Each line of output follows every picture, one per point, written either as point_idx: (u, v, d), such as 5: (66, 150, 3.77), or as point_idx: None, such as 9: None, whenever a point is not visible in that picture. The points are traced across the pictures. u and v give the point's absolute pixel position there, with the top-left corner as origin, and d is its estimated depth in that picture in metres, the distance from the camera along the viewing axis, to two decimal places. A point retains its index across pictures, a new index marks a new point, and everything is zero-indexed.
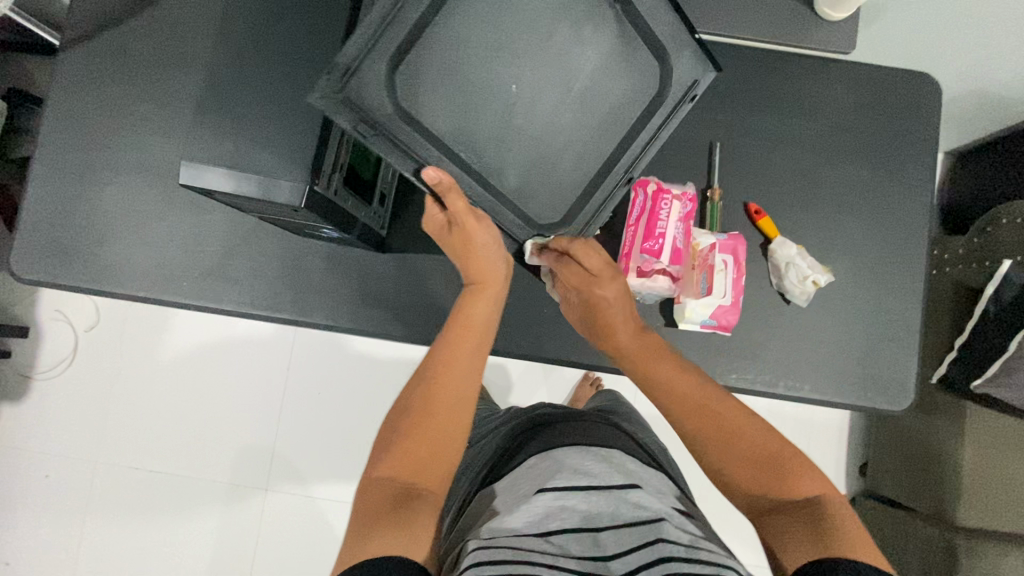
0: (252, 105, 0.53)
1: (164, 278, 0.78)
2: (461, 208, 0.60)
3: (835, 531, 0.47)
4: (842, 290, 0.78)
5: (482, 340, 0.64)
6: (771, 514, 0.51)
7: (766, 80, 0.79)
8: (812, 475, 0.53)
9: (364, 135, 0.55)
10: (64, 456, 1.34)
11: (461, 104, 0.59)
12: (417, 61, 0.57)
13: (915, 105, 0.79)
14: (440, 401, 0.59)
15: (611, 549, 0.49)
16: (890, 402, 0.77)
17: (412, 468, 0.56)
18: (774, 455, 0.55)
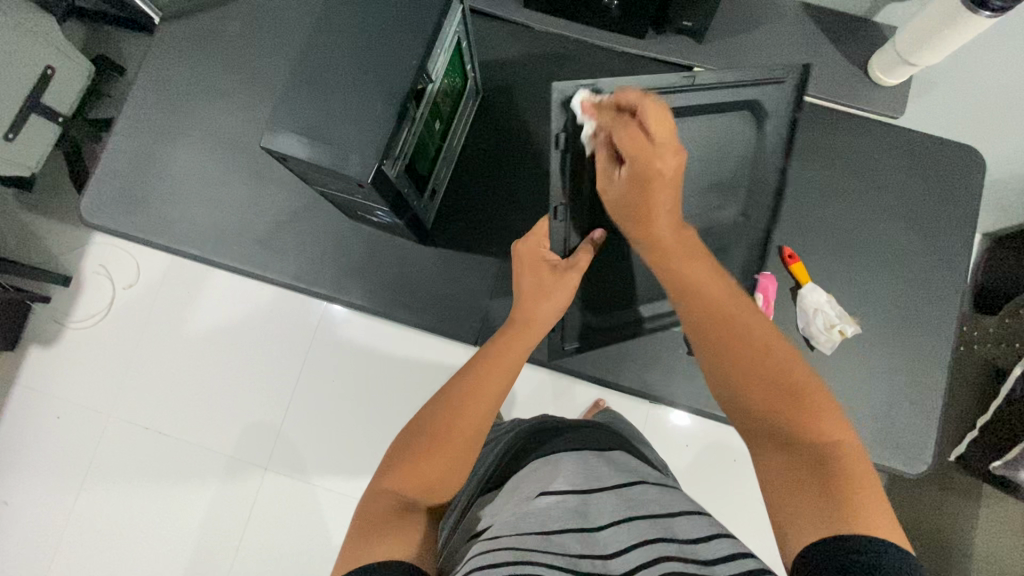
0: (336, 83, 0.57)
1: (217, 240, 0.82)
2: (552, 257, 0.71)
3: (850, 492, 0.46)
4: (867, 344, 0.79)
5: (509, 375, 0.65)
6: (787, 448, 0.50)
7: (814, 133, 0.82)
8: (834, 418, 0.50)
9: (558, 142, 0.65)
10: (80, 405, 1.38)
11: None
12: None
13: (960, 176, 0.81)
14: (458, 429, 0.60)
15: (611, 548, 0.48)
16: (904, 464, 0.77)
17: (418, 482, 0.57)
18: (806, 394, 0.51)
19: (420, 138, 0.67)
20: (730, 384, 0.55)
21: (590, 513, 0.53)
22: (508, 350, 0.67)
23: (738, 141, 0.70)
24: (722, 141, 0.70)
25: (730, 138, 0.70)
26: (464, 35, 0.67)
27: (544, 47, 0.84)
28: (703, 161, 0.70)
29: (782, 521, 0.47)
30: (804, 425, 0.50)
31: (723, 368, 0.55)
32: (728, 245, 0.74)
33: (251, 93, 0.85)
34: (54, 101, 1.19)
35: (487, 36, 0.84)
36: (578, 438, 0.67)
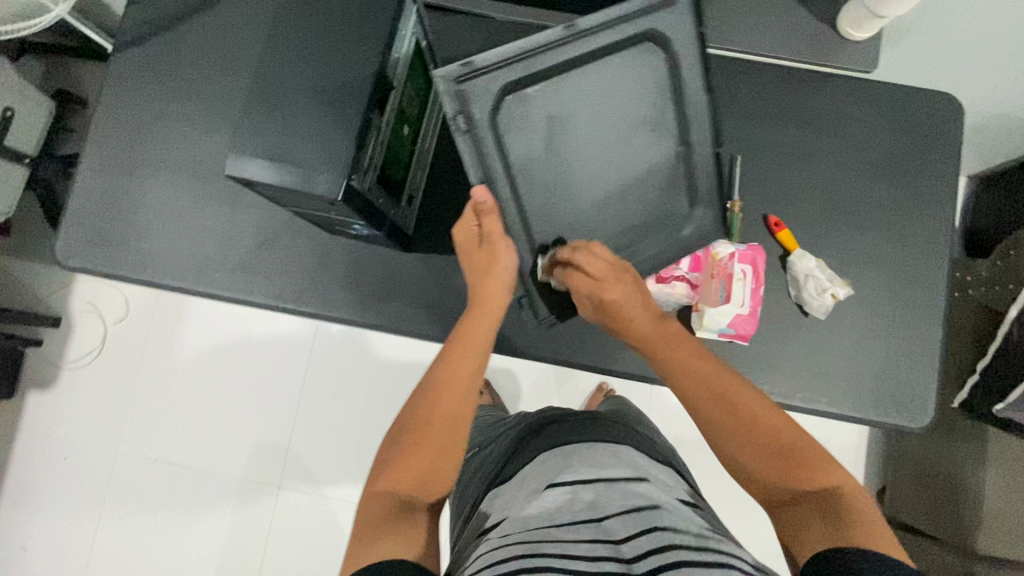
0: (293, 97, 0.56)
1: (198, 270, 0.81)
2: (495, 231, 0.69)
3: (854, 525, 0.49)
4: (860, 303, 0.78)
5: (480, 353, 0.65)
6: (792, 506, 0.54)
7: (788, 96, 0.81)
8: (832, 465, 0.55)
9: (460, 125, 0.65)
10: (86, 443, 1.37)
11: (541, 144, 0.68)
12: (528, 95, 0.66)
13: (939, 123, 0.80)
14: (440, 417, 0.60)
15: (622, 535, 0.48)
16: (908, 418, 0.76)
17: (412, 479, 0.56)
18: (792, 448, 0.56)
19: (390, 147, 0.66)
20: (733, 452, 0.58)
21: (600, 503, 0.52)
22: (479, 328, 0.67)
23: (645, 70, 0.67)
24: (634, 77, 0.67)
25: (643, 78, 0.67)
26: (422, 34, 0.66)
27: (508, 36, 0.82)
28: (615, 111, 0.68)
29: (794, 550, 0.52)
30: (811, 478, 0.54)
31: (713, 441, 0.59)
32: (672, 180, 0.70)
33: (215, 116, 0.83)
34: (16, 143, 1.17)
35: (448, 32, 0.82)
36: (580, 430, 0.66)
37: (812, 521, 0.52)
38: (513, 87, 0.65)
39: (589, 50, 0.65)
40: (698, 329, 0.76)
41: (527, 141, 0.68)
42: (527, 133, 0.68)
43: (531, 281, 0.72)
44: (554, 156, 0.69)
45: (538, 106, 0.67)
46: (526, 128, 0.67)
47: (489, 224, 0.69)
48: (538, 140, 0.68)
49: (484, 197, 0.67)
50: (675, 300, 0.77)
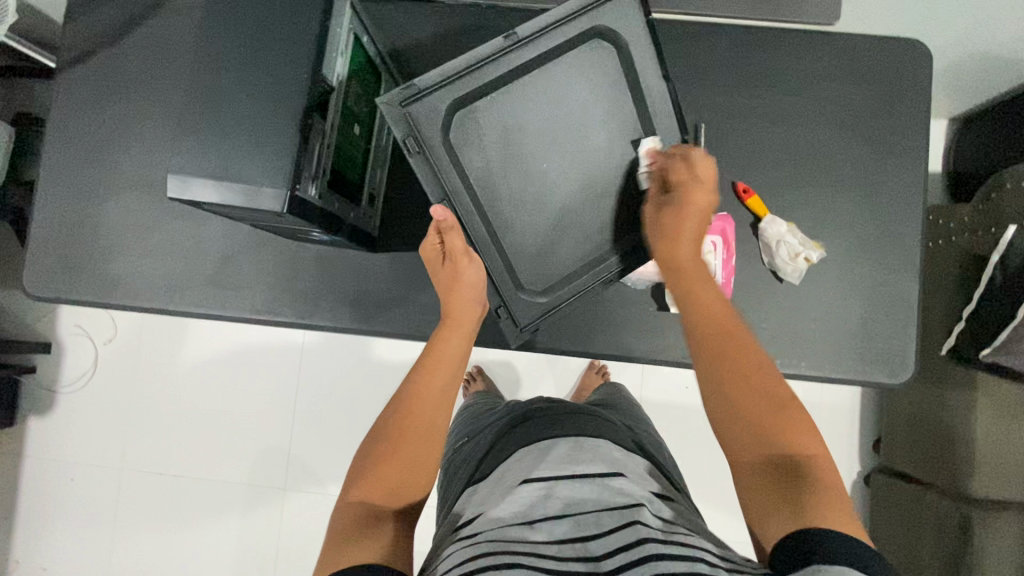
0: (228, 108, 0.54)
1: (168, 288, 0.81)
2: (457, 246, 0.66)
3: (818, 504, 0.48)
4: (834, 264, 0.77)
5: (454, 367, 0.66)
6: (763, 463, 0.52)
7: (749, 57, 0.78)
8: (811, 437, 0.53)
9: (410, 148, 0.64)
10: (91, 463, 1.39)
11: (497, 155, 0.68)
12: (478, 110, 0.66)
13: (906, 71, 0.78)
14: (413, 426, 0.61)
15: (592, 530, 0.49)
16: (889, 375, 0.76)
17: (384, 487, 0.58)
18: (784, 408, 0.54)
19: (341, 149, 0.65)
20: (724, 397, 0.56)
21: (574, 500, 0.53)
22: (452, 344, 0.67)
23: (595, 73, 0.68)
24: (587, 73, 0.68)
25: (590, 75, 0.68)
26: (361, 29, 0.64)
27: (457, 20, 0.80)
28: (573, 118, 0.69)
29: (756, 519, 0.51)
30: (791, 443, 0.53)
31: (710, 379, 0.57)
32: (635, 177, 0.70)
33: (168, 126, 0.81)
34: None
35: (395, 21, 0.80)
36: (555, 425, 0.68)
37: (780, 497, 0.50)
38: (469, 99, 0.66)
39: (528, 59, 0.66)
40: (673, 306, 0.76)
41: (483, 152, 0.67)
42: (484, 148, 0.67)
43: (508, 287, 0.70)
44: (511, 165, 0.68)
45: (488, 119, 0.67)
46: (481, 138, 0.67)
47: (450, 239, 0.66)
48: (494, 152, 0.68)
49: (443, 214, 0.64)
50: (647, 279, 0.76)
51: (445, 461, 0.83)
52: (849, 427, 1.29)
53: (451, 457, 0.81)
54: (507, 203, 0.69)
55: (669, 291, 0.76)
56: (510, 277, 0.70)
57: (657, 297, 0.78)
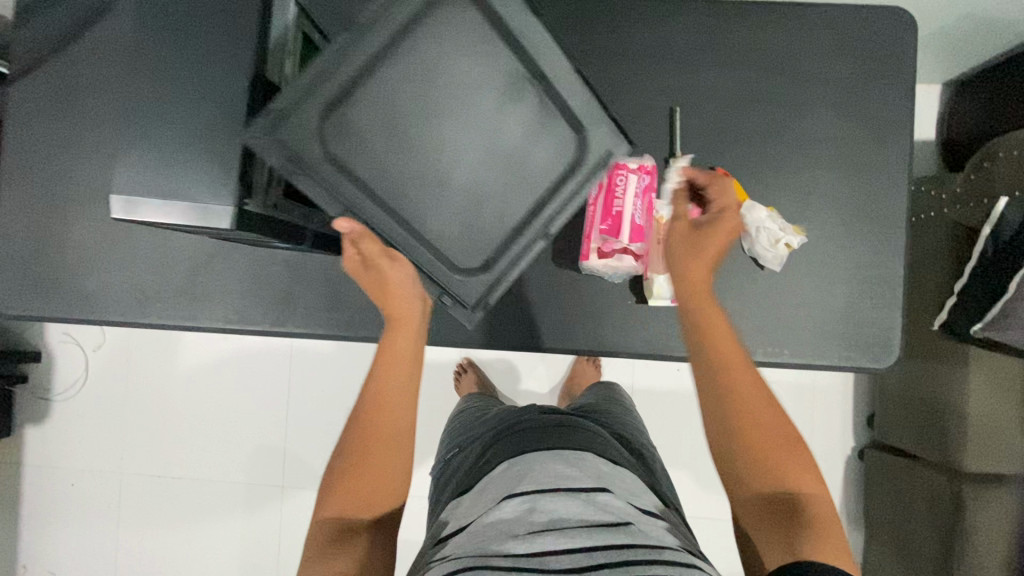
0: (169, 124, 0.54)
1: (139, 302, 0.79)
2: (375, 252, 0.61)
3: (812, 536, 0.53)
4: (817, 247, 0.75)
5: (408, 371, 0.64)
6: (772, 503, 0.55)
7: (725, 34, 0.75)
8: (810, 477, 0.56)
9: (291, 171, 0.56)
10: (90, 469, 1.40)
11: (387, 148, 0.58)
12: (348, 107, 0.56)
13: (888, 41, 0.75)
14: (376, 441, 0.61)
15: (580, 545, 0.50)
16: (873, 359, 0.74)
17: (358, 503, 0.59)
18: (789, 452, 0.57)
19: None
20: (733, 436, 0.57)
21: (559, 514, 0.53)
22: (399, 342, 0.64)
23: (465, 28, 0.57)
24: (447, 35, 0.57)
25: (461, 36, 0.57)
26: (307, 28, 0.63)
27: None
28: (459, 87, 0.58)
29: (757, 547, 0.55)
30: (794, 481, 0.55)
31: (725, 423, 0.58)
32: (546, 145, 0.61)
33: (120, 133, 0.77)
34: None
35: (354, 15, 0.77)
36: (545, 436, 0.65)
37: (778, 529, 0.54)
38: (327, 97, 0.55)
39: (386, 34, 0.56)
40: (650, 299, 0.74)
41: (369, 152, 0.57)
42: (369, 146, 0.58)
43: (447, 277, 0.62)
44: (404, 157, 0.58)
45: (363, 113, 0.57)
46: (363, 139, 0.57)
47: (368, 248, 0.60)
48: (384, 149, 0.58)
49: (348, 225, 0.59)
50: (623, 272, 0.73)
51: (436, 469, 0.83)
52: (843, 405, 1.28)
53: (444, 465, 0.80)
54: (418, 208, 0.60)
55: (647, 284, 0.74)
56: (447, 269, 0.62)
57: (634, 290, 0.76)
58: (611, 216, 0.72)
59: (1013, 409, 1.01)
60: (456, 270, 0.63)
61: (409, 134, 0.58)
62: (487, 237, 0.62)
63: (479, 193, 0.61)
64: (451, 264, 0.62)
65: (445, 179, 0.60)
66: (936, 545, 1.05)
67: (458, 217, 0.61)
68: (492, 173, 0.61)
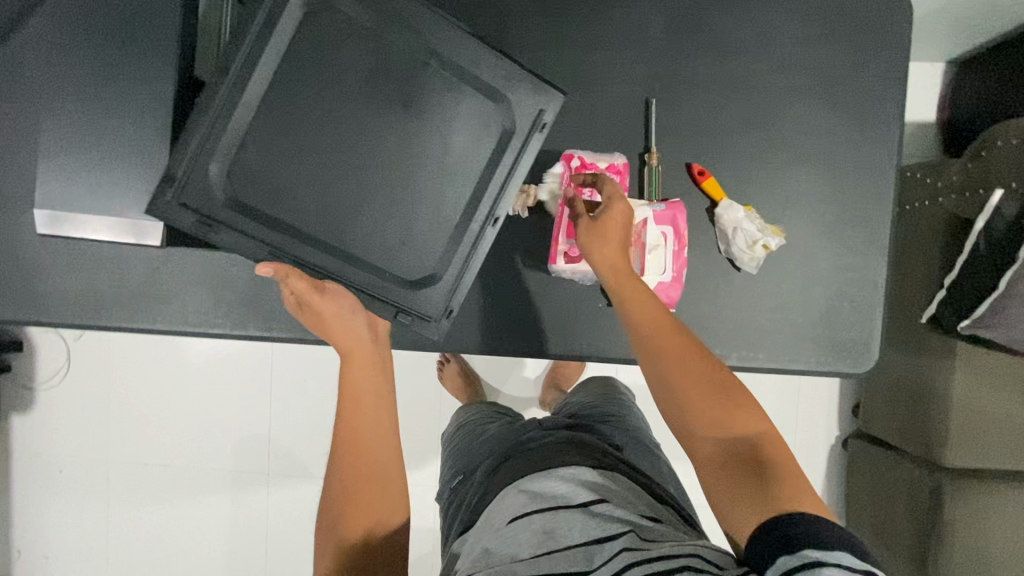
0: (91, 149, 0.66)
1: (95, 305, 0.77)
2: (302, 288, 0.63)
3: (774, 482, 0.47)
4: (796, 248, 0.72)
5: (379, 409, 0.64)
6: (723, 456, 0.50)
7: (704, 20, 0.70)
8: (754, 416, 0.52)
9: (211, 226, 0.63)
10: (76, 457, 1.41)
11: (300, 182, 0.66)
12: (246, 158, 0.64)
13: (878, 26, 0.70)
14: (363, 473, 0.61)
15: (595, 560, 0.48)
16: (851, 363, 0.72)
17: (359, 535, 0.59)
18: (730, 396, 0.53)
19: None
20: (674, 394, 0.53)
21: (559, 533, 0.52)
22: (360, 378, 0.64)
23: (336, 59, 0.65)
24: (323, 68, 0.65)
25: (332, 69, 0.65)
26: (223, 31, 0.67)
27: None
28: (346, 117, 0.66)
29: (724, 514, 0.48)
30: (739, 425, 0.51)
31: (661, 383, 0.54)
32: (449, 159, 0.68)
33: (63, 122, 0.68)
34: None
35: None
36: (542, 458, 0.65)
37: (740, 484, 0.48)
38: (225, 151, 0.63)
39: (255, 75, 0.63)
40: None
41: (276, 192, 0.65)
42: (277, 185, 0.65)
43: (396, 291, 0.68)
44: (314, 188, 0.66)
45: (264, 158, 0.65)
46: (271, 180, 0.65)
47: (296, 285, 0.63)
48: (295, 183, 0.66)
49: (270, 267, 0.62)
50: (591, 275, 0.71)
51: (444, 500, 0.82)
52: (830, 395, 1.27)
53: (451, 493, 0.79)
54: (346, 230, 0.67)
55: None
56: (392, 283, 0.68)
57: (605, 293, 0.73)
58: None
59: (995, 401, 1.00)
60: (404, 283, 0.69)
61: (313, 168, 0.66)
62: (418, 243, 0.69)
63: (395, 205, 0.68)
64: (389, 279, 0.68)
65: (360, 201, 0.67)
66: (913, 538, 1.05)
67: (392, 234, 0.68)
68: (405, 184, 0.67)
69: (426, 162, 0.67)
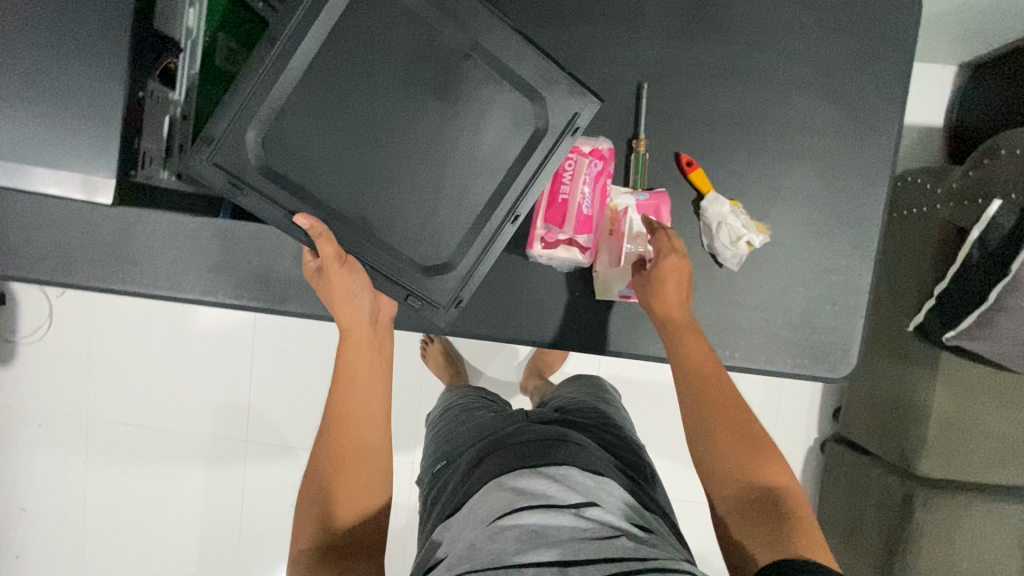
0: (47, 88, 0.53)
1: (64, 262, 0.75)
2: (330, 254, 0.62)
3: (793, 531, 0.52)
4: (782, 248, 0.70)
5: (370, 384, 0.68)
6: (743, 498, 0.55)
7: (704, 2, 0.67)
8: (777, 465, 0.56)
9: (236, 191, 0.61)
10: (57, 413, 1.41)
11: (337, 164, 0.63)
12: (282, 131, 0.61)
13: (885, 19, 0.67)
14: (350, 459, 0.65)
15: (576, 559, 0.49)
16: (828, 369, 0.71)
17: (342, 513, 0.63)
18: (756, 442, 0.57)
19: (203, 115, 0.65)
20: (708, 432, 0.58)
21: (548, 532, 0.52)
22: (356, 358, 0.68)
23: (391, 46, 0.61)
24: (371, 49, 0.61)
25: (380, 50, 0.61)
26: None
27: None
28: (393, 103, 0.62)
29: (736, 548, 0.53)
30: (762, 472, 0.56)
31: (698, 423, 0.59)
32: (488, 154, 0.65)
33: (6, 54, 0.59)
34: None
35: None
36: (531, 454, 0.65)
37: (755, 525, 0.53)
38: (263, 117, 0.60)
39: (302, 54, 0.60)
40: (598, 294, 0.71)
41: (310, 164, 0.62)
42: (312, 163, 0.63)
43: (410, 274, 0.67)
44: (350, 172, 0.63)
45: (295, 135, 0.62)
46: (302, 156, 0.62)
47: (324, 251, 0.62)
48: (333, 166, 0.63)
49: (307, 220, 0.61)
50: (570, 262, 0.69)
51: (423, 484, 0.81)
52: (811, 397, 1.26)
53: (432, 479, 0.79)
54: (376, 216, 0.65)
55: (595, 276, 0.70)
56: (410, 267, 0.67)
57: (584, 282, 0.72)
58: (557, 204, 0.67)
59: (976, 415, 0.99)
60: (419, 268, 0.67)
61: (352, 154, 0.63)
62: (440, 230, 0.66)
63: (423, 190, 0.65)
64: (411, 261, 0.67)
65: (390, 189, 0.64)
66: (881, 545, 1.05)
67: (415, 225, 0.66)
68: (439, 171, 0.65)
69: (461, 151, 0.64)
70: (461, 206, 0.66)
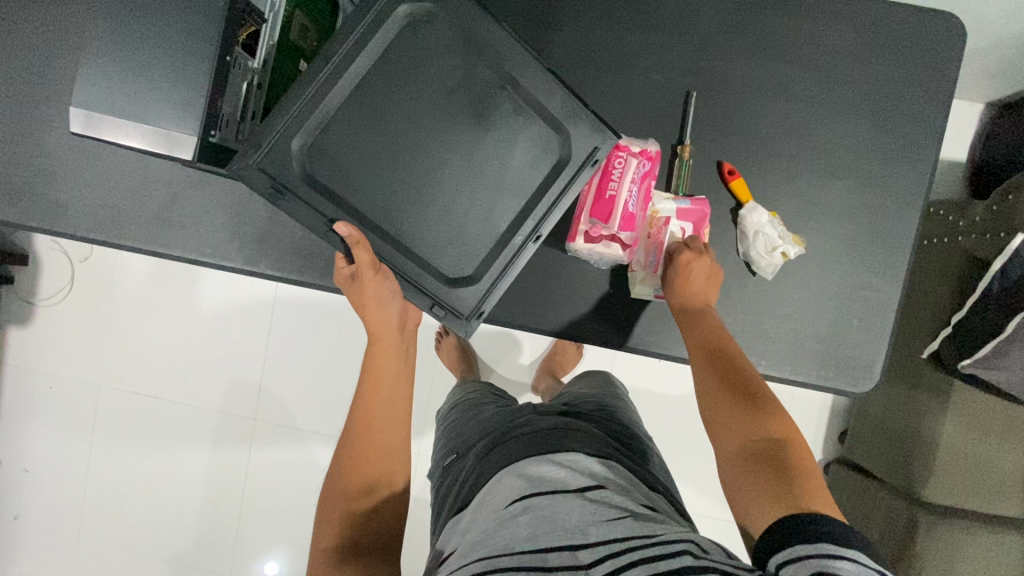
0: (134, 62, 0.59)
1: (111, 221, 0.77)
2: (366, 262, 0.65)
3: (797, 490, 0.49)
4: (813, 263, 0.72)
5: (393, 384, 0.71)
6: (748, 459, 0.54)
7: (757, 18, 0.70)
8: (787, 432, 0.55)
9: (276, 196, 0.62)
10: (69, 376, 1.42)
11: (373, 174, 0.65)
12: (326, 141, 0.63)
13: (930, 48, 0.70)
14: (370, 454, 0.67)
15: (580, 538, 0.49)
16: (850, 383, 0.72)
17: (360, 501, 0.65)
18: (766, 408, 0.57)
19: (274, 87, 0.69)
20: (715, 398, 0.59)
21: (556, 516, 0.52)
22: (383, 361, 0.71)
23: (431, 68, 0.64)
24: (413, 67, 0.64)
25: (421, 70, 0.64)
26: None
27: None
28: (428, 120, 0.65)
29: (742, 513, 0.51)
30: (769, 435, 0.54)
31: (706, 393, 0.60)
32: (523, 174, 0.67)
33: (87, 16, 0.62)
34: None
35: None
36: (542, 445, 0.65)
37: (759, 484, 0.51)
38: (310, 127, 0.63)
39: (349, 69, 0.62)
40: (633, 290, 0.72)
41: (350, 177, 0.65)
42: (350, 172, 0.64)
43: (435, 283, 0.68)
44: (384, 183, 0.65)
45: (337, 145, 0.64)
46: (342, 165, 0.64)
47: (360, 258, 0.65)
48: (371, 175, 0.65)
49: (347, 229, 0.63)
50: (611, 259, 0.70)
51: (436, 477, 0.81)
52: (819, 418, 1.28)
53: (444, 470, 0.78)
54: (410, 226, 0.67)
55: (631, 275, 0.72)
56: (435, 277, 0.68)
57: (617, 282, 0.73)
58: (604, 200, 0.69)
59: (984, 446, 1.00)
60: (444, 279, 0.68)
61: (388, 166, 0.65)
62: (469, 246, 0.68)
63: (452, 205, 0.67)
64: (440, 271, 0.68)
65: (421, 201, 0.66)
66: None
67: (446, 235, 0.68)
68: (472, 187, 0.67)
69: (494, 166, 0.67)
70: (488, 214, 0.68)
